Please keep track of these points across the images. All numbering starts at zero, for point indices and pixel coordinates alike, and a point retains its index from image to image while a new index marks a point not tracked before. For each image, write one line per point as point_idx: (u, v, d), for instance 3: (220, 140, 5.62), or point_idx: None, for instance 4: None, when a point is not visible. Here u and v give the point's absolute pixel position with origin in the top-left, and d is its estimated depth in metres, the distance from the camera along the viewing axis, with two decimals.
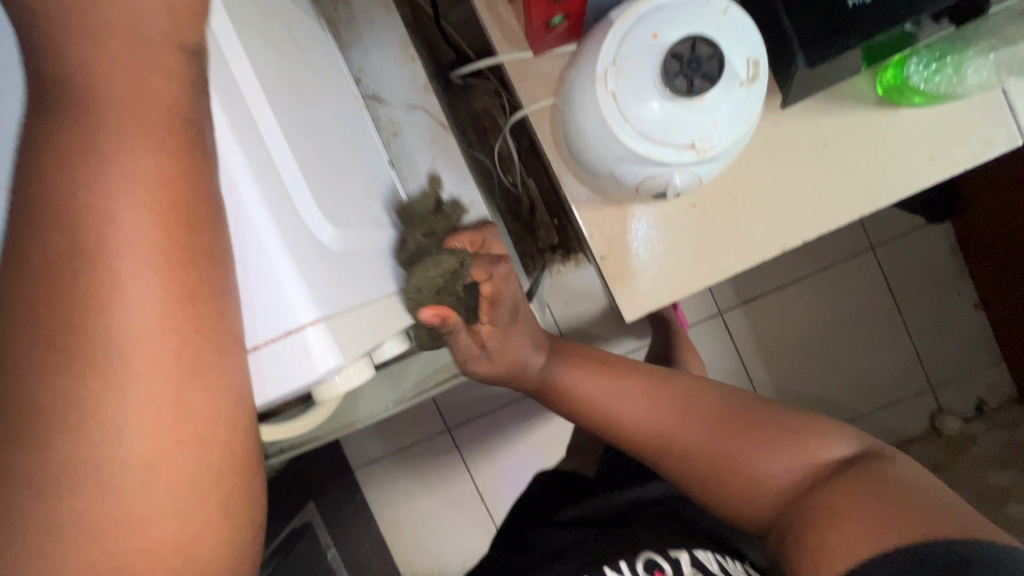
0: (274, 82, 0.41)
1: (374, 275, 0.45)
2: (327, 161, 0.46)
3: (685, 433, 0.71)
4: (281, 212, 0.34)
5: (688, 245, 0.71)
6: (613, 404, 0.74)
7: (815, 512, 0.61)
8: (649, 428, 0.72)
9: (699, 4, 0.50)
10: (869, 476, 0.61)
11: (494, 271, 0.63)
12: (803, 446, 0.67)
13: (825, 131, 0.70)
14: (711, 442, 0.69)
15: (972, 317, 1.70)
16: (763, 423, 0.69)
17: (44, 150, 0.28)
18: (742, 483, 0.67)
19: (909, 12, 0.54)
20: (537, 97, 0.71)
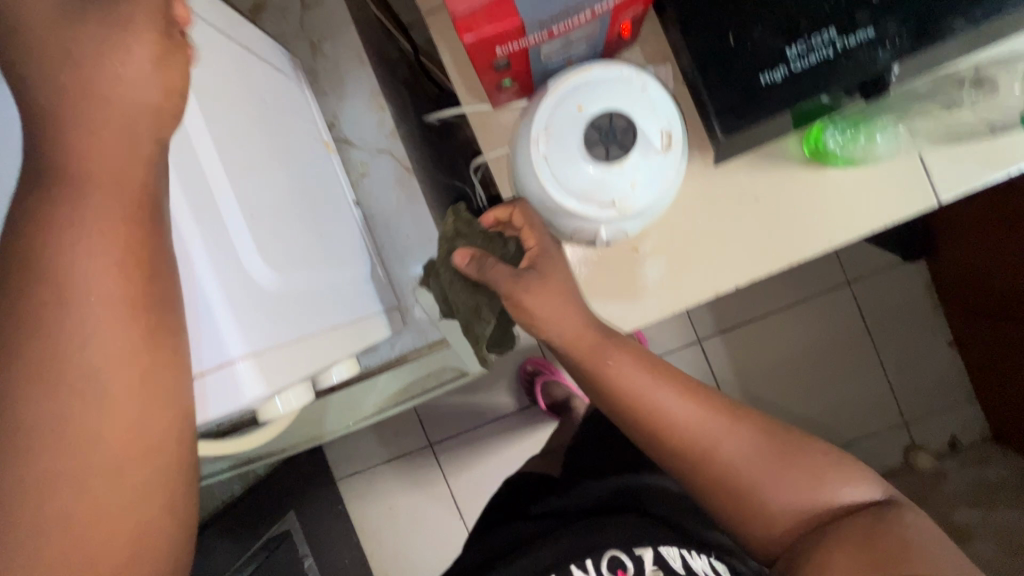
0: (233, 138, 0.47)
1: (315, 310, 0.50)
2: (281, 206, 0.52)
3: (729, 450, 0.69)
4: (220, 263, 0.40)
5: (660, 275, 0.77)
6: (655, 401, 0.69)
7: (823, 546, 0.64)
8: (693, 441, 0.69)
9: (623, 81, 0.57)
10: (881, 518, 0.64)
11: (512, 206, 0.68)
12: (821, 482, 0.68)
13: (757, 186, 0.76)
14: (752, 462, 0.69)
15: (946, 355, 1.73)
16: (802, 454, 0.69)
17: (25, 206, 0.34)
18: (769, 506, 0.68)
19: (813, 93, 0.60)
20: (497, 144, 0.78)
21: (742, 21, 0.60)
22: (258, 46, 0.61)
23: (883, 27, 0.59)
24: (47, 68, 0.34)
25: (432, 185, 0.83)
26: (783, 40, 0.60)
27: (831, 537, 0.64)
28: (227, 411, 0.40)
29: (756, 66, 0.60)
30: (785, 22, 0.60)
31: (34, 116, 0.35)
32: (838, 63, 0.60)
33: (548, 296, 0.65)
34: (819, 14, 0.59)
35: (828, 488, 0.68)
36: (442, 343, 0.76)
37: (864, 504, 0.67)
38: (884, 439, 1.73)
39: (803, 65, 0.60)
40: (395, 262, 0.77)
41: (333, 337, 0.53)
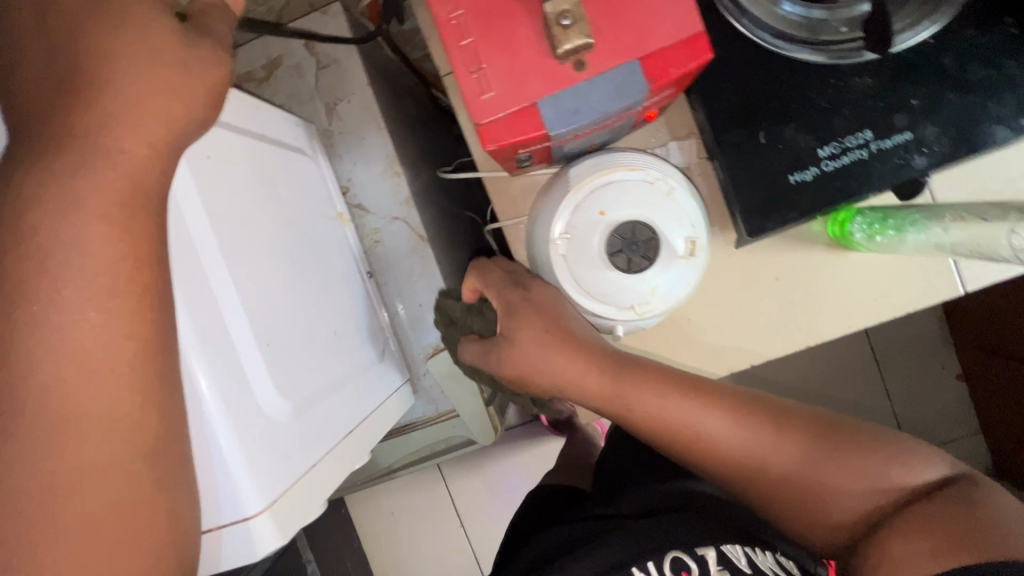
0: (246, 260, 0.45)
1: (329, 430, 0.49)
2: (297, 318, 0.50)
3: (778, 458, 0.61)
4: (239, 411, 0.38)
5: (668, 343, 0.76)
6: (690, 420, 0.61)
7: (893, 536, 0.54)
8: (737, 454, 0.62)
9: (647, 185, 0.55)
10: (958, 501, 0.54)
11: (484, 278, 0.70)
12: (884, 469, 0.59)
13: (778, 266, 0.74)
14: (802, 465, 0.61)
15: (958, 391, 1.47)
16: (854, 443, 0.61)
17: None
18: (825, 506, 0.60)
19: (848, 196, 0.58)
20: (513, 212, 0.76)
21: (773, 119, 0.58)
22: (272, 127, 0.58)
23: (922, 132, 0.56)
24: None
25: (445, 246, 0.82)
26: (815, 140, 0.57)
27: (895, 529, 0.54)
28: (244, 559, 0.39)
29: (784, 166, 0.58)
30: (818, 122, 0.57)
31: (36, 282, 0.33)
32: (873, 166, 0.57)
33: (551, 355, 0.64)
34: (855, 115, 0.57)
35: (893, 478, 0.58)
36: (451, 414, 0.78)
37: (930, 485, 0.58)
38: None
39: (836, 165, 0.57)
40: (408, 331, 0.76)
41: (346, 448, 0.52)
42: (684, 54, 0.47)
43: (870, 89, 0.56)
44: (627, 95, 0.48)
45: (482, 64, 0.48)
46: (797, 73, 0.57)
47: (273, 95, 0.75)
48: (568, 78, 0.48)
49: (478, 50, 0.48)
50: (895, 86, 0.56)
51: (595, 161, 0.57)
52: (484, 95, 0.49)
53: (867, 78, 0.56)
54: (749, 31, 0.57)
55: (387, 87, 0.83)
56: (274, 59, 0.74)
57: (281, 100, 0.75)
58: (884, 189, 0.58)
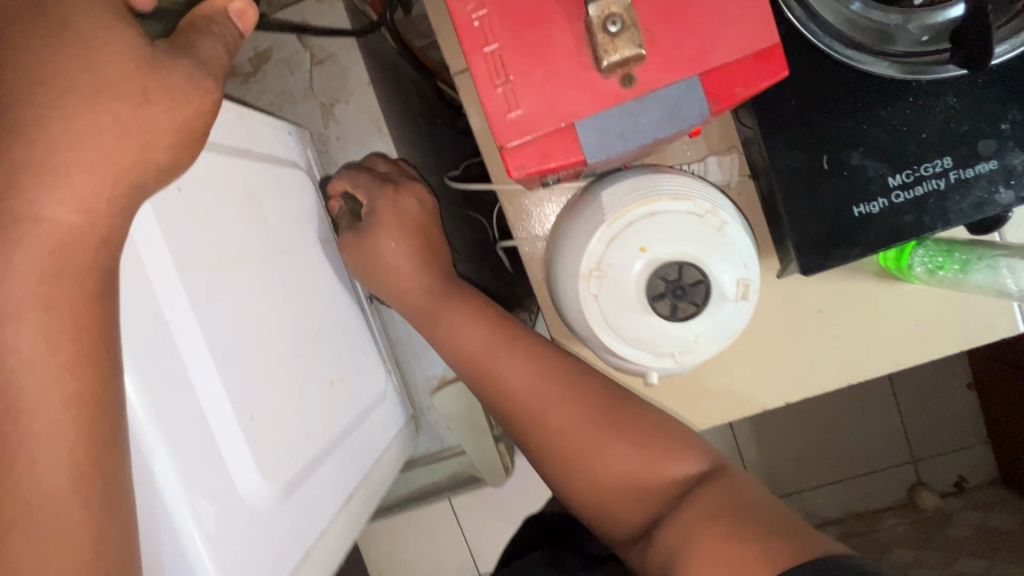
0: (226, 318, 0.38)
1: (319, 509, 0.42)
2: (288, 378, 0.43)
3: (562, 420, 0.52)
4: (212, 516, 0.32)
5: (703, 379, 0.68)
6: (499, 371, 0.55)
7: (684, 528, 0.44)
8: (529, 407, 0.53)
9: (695, 218, 0.48)
10: (722, 496, 0.46)
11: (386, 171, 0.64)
12: (658, 451, 0.51)
13: (822, 297, 0.66)
14: (576, 430, 0.52)
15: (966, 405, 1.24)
16: (664, 429, 0.52)
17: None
18: (599, 477, 0.51)
19: (919, 231, 0.50)
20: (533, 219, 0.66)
21: (837, 142, 0.50)
22: (260, 140, 0.50)
23: (1010, 161, 0.49)
24: None
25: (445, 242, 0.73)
26: (885, 167, 0.50)
27: (675, 521, 0.46)
28: None
29: (848, 196, 0.51)
30: (891, 147, 0.50)
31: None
32: (951, 199, 0.50)
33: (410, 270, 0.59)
34: (934, 140, 0.50)
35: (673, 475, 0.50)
36: (457, 451, 0.71)
37: (694, 479, 0.50)
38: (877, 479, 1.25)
39: (908, 197, 0.50)
40: (410, 361, 0.69)
41: (340, 521, 0.45)
42: (755, 70, 0.40)
43: (954, 111, 0.49)
44: (684, 117, 0.40)
45: (510, 75, 0.40)
46: (866, 88, 0.50)
47: (261, 93, 0.66)
48: (614, 94, 0.40)
49: (506, 59, 0.40)
50: (984, 107, 0.49)
51: (633, 187, 0.50)
52: (512, 113, 0.41)
53: (952, 99, 0.49)
54: (821, 40, 0.49)
55: (390, 83, 0.74)
56: (263, 54, 0.65)
57: (271, 100, 0.66)
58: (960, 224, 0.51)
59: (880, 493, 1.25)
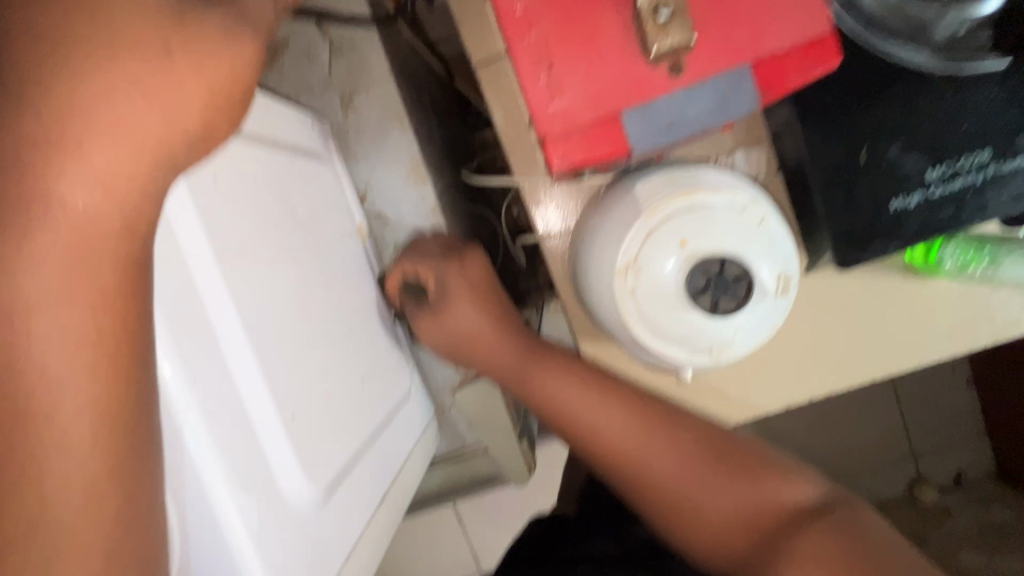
0: (262, 314, 0.36)
1: (356, 511, 0.41)
2: (323, 375, 0.41)
3: (669, 475, 0.53)
4: (257, 518, 0.31)
5: (727, 376, 0.67)
6: (581, 420, 0.55)
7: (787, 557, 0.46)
8: (628, 460, 0.54)
9: (735, 213, 0.47)
10: (825, 526, 0.47)
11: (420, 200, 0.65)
12: (752, 479, 0.52)
13: (847, 294, 0.65)
14: (677, 471, 0.53)
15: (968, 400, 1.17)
16: (749, 459, 0.53)
17: None
18: (703, 521, 0.52)
19: (955, 225, 0.50)
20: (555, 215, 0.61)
21: (875, 135, 0.50)
22: (285, 130, 0.49)
23: None
24: None
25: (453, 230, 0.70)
26: (923, 161, 0.50)
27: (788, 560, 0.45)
28: None
29: (885, 189, 0.50)
30: (929, 140, 0.49)
31: None
32: (989, 192, 0.49)
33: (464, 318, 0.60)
34: (972, 133, 0.49)
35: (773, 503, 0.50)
36: (479, 448, 0.71)
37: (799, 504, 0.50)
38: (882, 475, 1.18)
39: (946, 191, 0.50)
40: (431, 359, 0.68)
41: (376, 521, 0.44)
42: (803, 59, 0.39)
43: (994, 104, 0.49)
44: (730, 109, 0.40)
45: (553, 63, 0.39)
46: (904, 78, 0.49)
47: (278, 84, 0.64)
48: (663, 83, 0.39)
49: (549, 46, 0.39)
50: None
51: (669, 181, 0.49)
52: (555, 101, 0.40)
53: (994, 89, 0.48)
54: (857, 31, 0.48)
55: (407, 76, 0.72)
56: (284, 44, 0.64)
57: (288, 90, 0.65)
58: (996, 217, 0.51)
59: (879, 487, 1.17)
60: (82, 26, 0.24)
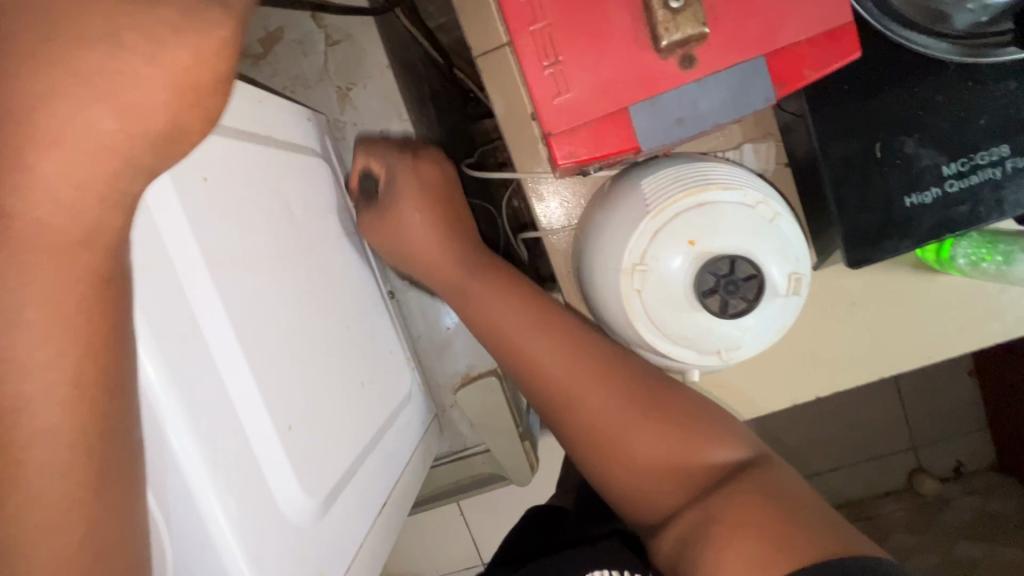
0: (256, 320, 0.35)
1: (356, 518, 0.40)
2: (322, 380, 0.40)
3: (605, 423, 0.49)
4: (254, 536, 0.29)
5: (732, 374, 0.66)
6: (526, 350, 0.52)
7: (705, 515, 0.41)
8: (569, 403, 0.50)
9: (745, 210, 0.46)
10: (759, 485, 0.43)
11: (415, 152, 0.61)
12: (691, 438, 0.48)
13: (855, 291, 0.64)
14: (611, 411, 0.49)
15: (970, 391, 1.16)
16: (692, 420, 0.49)
17: None
18: (626, 469, 0.48)
19: (972, 223, 0.49)
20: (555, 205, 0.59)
21: (890, 130, 0.48)
22: (280, 125, 0.47)
23: None
24: None
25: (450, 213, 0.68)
26: (939, 156, 0.48)
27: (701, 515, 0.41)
28: None
29: (900, 185, 0.48)
30: (946, 134, 0.48)
31: None
32: (1006, 188, 0.48)
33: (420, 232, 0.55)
34: (991, 126, 0.47)
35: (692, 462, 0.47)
36: (479, 449, 0.69)
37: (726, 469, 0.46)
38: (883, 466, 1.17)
39: (962, 187, 0.48)
40: (432, 359, 0.67)
41: (376, 528, 0.43)
42: (823, 50, 0.38)
43: (1015, 97, 0.47)
44: (745, 102, 0.38)
45: (559, 56, 0.38)
46: (921, 69, 0.47)
47: (271, 77, 0.62)
48: (673, 78, 0.37)
49: (555, 38, 0.37)
50: None
51: (677, 177, 0.48)
52: (561, 97, 0.38)
53: (1013, 83, 0.47)
54: (875, 19, 0.46)
55: (406, 67, 0.70)
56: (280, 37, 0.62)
57: (283, 83, 0.63)
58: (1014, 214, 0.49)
59: (877, 479, 1.17)
60: (60, 25, 0.23)
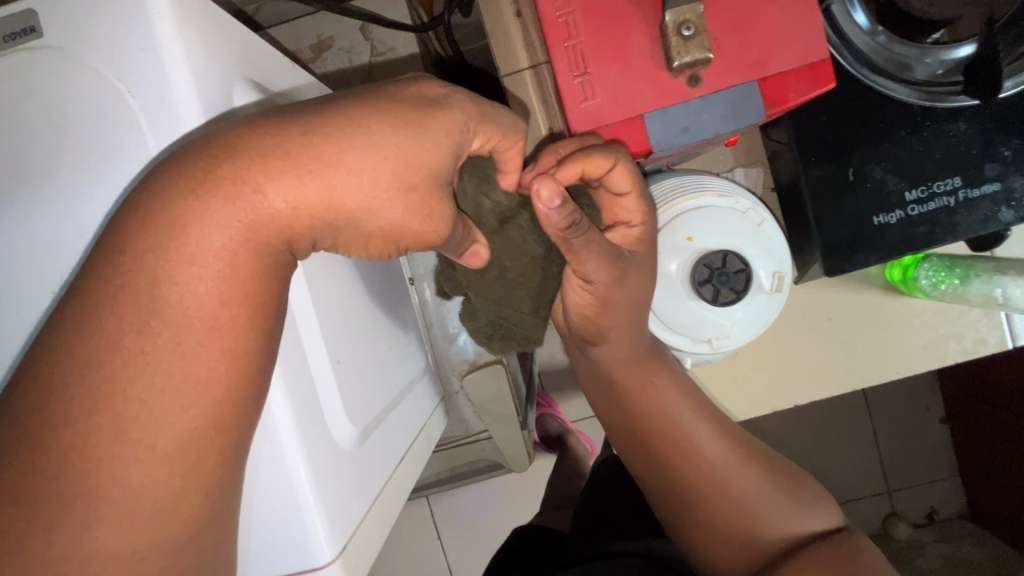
0: (318, 267, 0.40)
1: (385, 457, 0.44)
2: (360, 331, 0.45)
3: (708, 459, 0.52)
4: (314, 439, 0.34)
5: (719, 379, 0.71)
6: (592, 375, 0.59)
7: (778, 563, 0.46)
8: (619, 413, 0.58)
9: (736, 215, 0.53)
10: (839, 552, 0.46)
11: (614, 162, 0.44)
12: (785, 504, 0.51)
13: (831, 306, 0.70)
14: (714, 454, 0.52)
15: (938, 437, 1.20)
16: (792, 482, 0.53)
17: (98, 370, 0.28)
18: (727, 516, 0.51)
19: (932, 242, 0.56)
20: None
21: (861, 158, 0.56)
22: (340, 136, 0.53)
23: (1011, 183, 0.55)
24: (147, 216, 0.29)
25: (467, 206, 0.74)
26: (903, 183, 0.56)
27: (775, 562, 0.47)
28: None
29: (870, 206, 0.56)
30: (908, 165, 0.56)
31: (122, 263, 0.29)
32: (960, 214, 0.55)
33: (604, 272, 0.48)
34: (946, 161, 0.55)
35: (780, 526, 0.50)
36: (483, 435, 0.74)
37: (814, 535, 0.49)
38: (857, 506, 1.21)
39: (923, 211, 0.56)
40: (442, 343, 0.70)
41: (399, 474, 0.47)
42: (805, 80, 0.46)
43: (964, 136, 0.55)
44: (742, 117, 0.46)
45: (587, 68, 0.45)
46: (888, 111, 0.56)
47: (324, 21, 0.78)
48: (681, 93, 0.45)
49: (585, 54, 0.45)
50: (990, 137, 0.55)
51: (679, 184, 0.55)
52: (587, 102, 0.45)
53: (963, 125, 0.55)
54: (850, 64, 0.54)
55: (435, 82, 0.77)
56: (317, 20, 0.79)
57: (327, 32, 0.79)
58: (976, 234, 0.56)
59: (852, 519, 1.21)
60: None
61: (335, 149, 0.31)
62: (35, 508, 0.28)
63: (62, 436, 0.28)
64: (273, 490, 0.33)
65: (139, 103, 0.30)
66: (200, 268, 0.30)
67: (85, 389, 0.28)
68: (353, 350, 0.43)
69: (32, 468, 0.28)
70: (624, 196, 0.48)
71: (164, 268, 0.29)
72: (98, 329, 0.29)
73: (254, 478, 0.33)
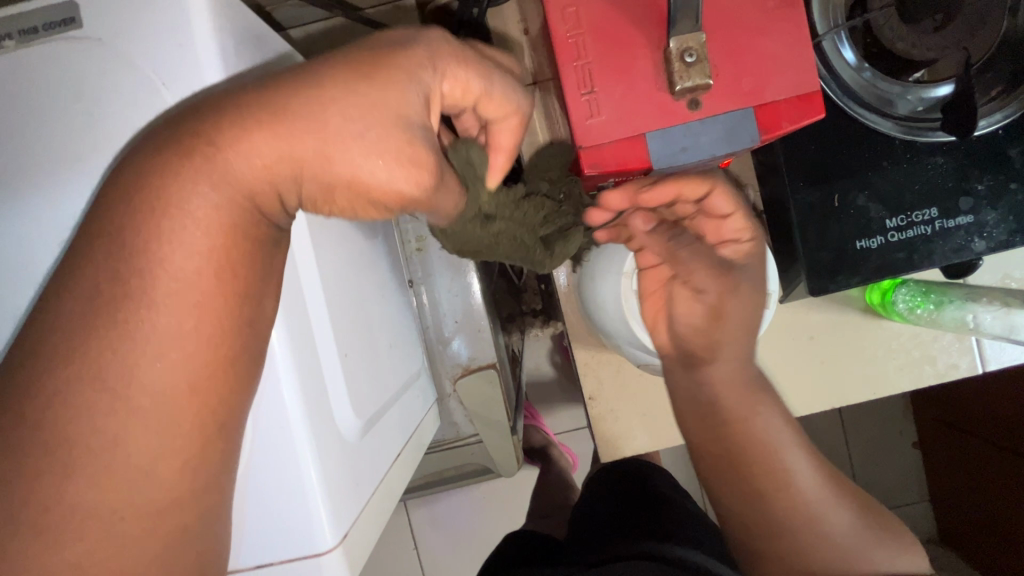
0: (328, 266, 0.42)
1: (384, 452, 0.45)
2: (364, 329, 0.47)
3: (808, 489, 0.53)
4: (320, 428, 0.35)
5: None
6: None
7: None
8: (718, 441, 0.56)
9: None
10: None
11: (710, 184, 0.56)
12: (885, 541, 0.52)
13: (814, 325, 0.73)
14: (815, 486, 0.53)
15: (911, 462, 1.24)
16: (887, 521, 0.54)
17: (112, 339, 0.30)
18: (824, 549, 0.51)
19: (911, 267, 0.59)
20: None
21: (846, 186, 0.59)
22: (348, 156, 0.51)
23: (984, 216, 0.58)
24: (171, 198, 0.31)
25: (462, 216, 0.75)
26: (885, 210, 0.59)
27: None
28: (292, 566, 0.35)
29: (853, 231, 0.59)
30: (890, 194, 0.59)
31: (141, 240, 0.30)
32: (935, 242, 0.59)
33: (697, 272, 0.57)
34: (924, 192, 0.59)
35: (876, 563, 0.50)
36: (473, 439, 0.75)
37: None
38: None
39: (902, 237, 0.59)
40: (439, 345, 0.72)
41: (395, 470, 0.48)
42: (797, 109, 0.48)
43: (941, 170, 0.59)
44: (737, 140, 0.48)
45: (594, 87, 0.47)
46: (871, 142, 0.59)
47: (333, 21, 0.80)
48: (681, 115, 0.47)
49: (592, 73, 0.47)
50: (965, 171, 0.59)
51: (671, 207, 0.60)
52: (592, 119, 0.47)
53: (941, 159, 0.59)
54: (839, 96, 0.57)
55: None
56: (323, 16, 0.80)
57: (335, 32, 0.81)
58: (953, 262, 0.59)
59: None
60: None
61: (354, 139, 0.33)
62: (44, 465, 0.28)
63: (82, 400, 0.29)
64: (278, 474, 0.34)
65: (172, 97, 0.32)
66: (217, 250, 0.32)
67: (109, 362, 0.29)
68: (358, 347, 0.44)
69: (43, 426, 0.29)
70: (728, 216, 0.58)
71: (187, 245, 0.31)
72: (115, 299, 0.30)
73: (257, 463, 0.34)
